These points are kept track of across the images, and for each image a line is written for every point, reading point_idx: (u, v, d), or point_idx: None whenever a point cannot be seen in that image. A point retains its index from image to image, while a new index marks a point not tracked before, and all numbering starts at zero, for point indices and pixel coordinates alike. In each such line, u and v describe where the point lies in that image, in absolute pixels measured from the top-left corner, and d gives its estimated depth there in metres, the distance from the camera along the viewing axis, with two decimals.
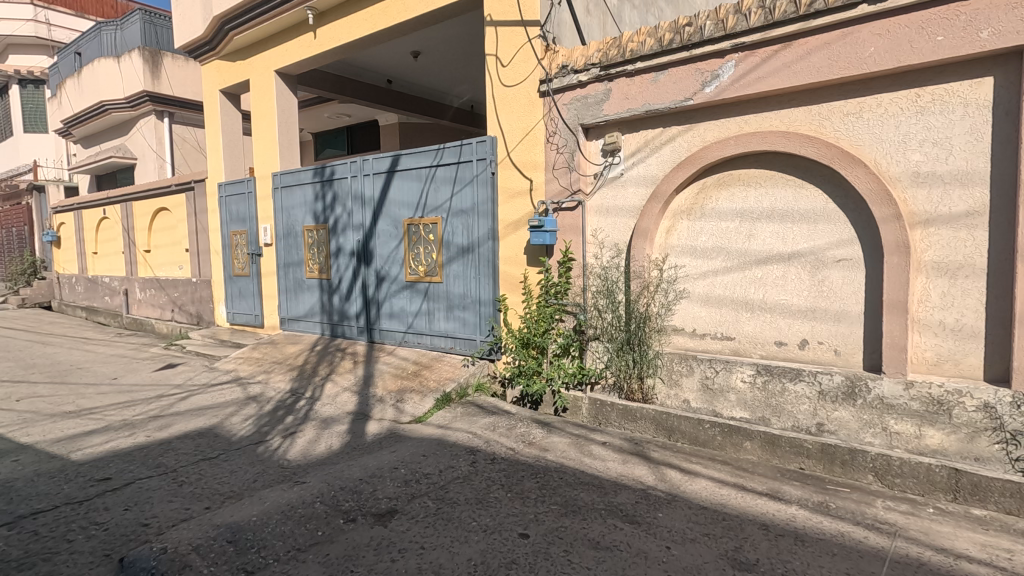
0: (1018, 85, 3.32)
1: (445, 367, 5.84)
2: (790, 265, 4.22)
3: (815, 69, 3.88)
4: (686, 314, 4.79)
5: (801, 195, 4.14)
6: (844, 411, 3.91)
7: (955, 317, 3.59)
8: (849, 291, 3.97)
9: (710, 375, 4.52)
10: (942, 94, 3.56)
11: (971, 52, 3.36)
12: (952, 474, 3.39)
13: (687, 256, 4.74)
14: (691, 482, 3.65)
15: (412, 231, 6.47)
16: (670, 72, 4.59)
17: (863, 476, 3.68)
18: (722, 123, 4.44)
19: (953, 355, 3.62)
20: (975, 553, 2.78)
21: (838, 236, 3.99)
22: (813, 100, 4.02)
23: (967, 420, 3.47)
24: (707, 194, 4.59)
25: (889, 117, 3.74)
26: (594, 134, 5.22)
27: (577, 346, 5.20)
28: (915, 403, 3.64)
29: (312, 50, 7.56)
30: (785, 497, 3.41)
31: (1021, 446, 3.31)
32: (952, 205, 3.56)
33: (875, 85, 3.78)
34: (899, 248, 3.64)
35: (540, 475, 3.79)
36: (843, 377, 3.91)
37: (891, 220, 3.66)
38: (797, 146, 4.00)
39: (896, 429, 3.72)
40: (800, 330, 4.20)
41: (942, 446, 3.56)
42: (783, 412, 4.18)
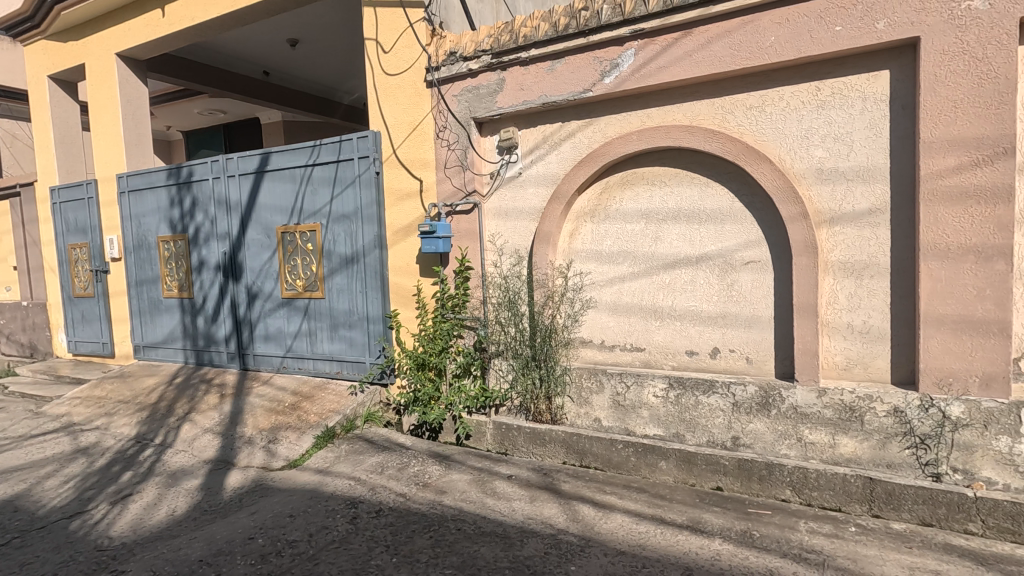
0: (913, 79, 3.23)
1: (329, 397, 5.06)
2: (698, 269, 3.95)
3: (716, 59, 3.62)
4: (594, 324, 4.40)
5: (706, 194, 3.89)
6: (759, 423, 3.68)
7: (862, 318, 3.46)
8: (759, 294, 3.76)
9: (621, 391, 4.16)
10: (841, 87, 3.42)
11: (869, 43, 3.23)
12: (867, 483, 3.24)
13: (593, 261, 4.36)
14: (606, 519, 3.24)
15: (286, 240, 5.60)
16: (567, 61, 4.19)
17: (782, 492, 3.46)
18: (623, 117, 4.10)
19: (862, 358, 3.48)
20: None
21: (746, 237, 3.77)
22: (715, 92, 3.78)
23: (878, 426, 3.35)
24: (611, 194, 4.24)
25: (791, 111, 3.56)
26: (487, 129, 4.73)
27: (479, 365, 4.70)
28: (829, 411, 3.47)
29: (161, 30, 6.44)
30: (707, 530, 3.11)
31: (931, 450, 3.22)
32: (855, 202, 3.42)
33: (777, 77, 3.59)
34: (807, 249, 3.46)
35: (435, 528, 3.20)
36: (757, 388, 3.68)
37: (798, 218, 3.48)
38: (701, 142, 3.75)
39: (810, 439, 3.54)
40: (712, 337, 3.94)
41: (856, 454, 3.41)
42: (697, 427, 3.89)
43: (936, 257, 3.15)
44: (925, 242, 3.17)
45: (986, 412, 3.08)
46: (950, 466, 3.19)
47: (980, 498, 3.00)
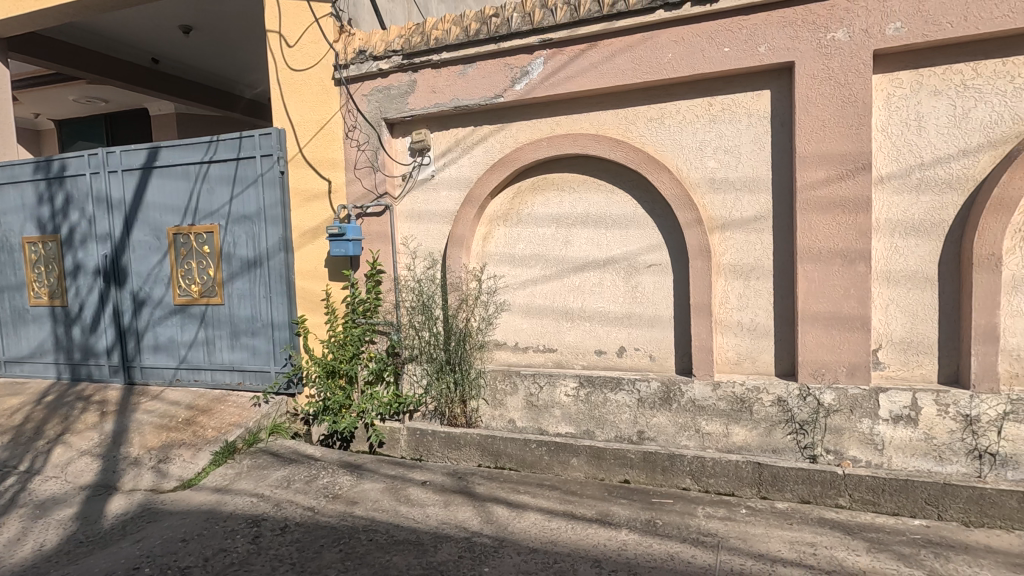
0: (789, 99, 3.57)
1: (229, 410, 4.74)
2: (605, 272, 4.12)
3: (620, 71, 3.81)
4: (508, 327, 4.45)
5: (612, 200, 4.07)
6: (661, 416, 3.90)
7: (750, 316, 3.78)
8: (660, 295, 3.99)
9: (534, 391, 4.24)
10: (729, 104, 3.71)
11: (752, 65, 3.53)
12: (755, 468, 3.54)
13: (506, 264, 4.41)
14: (519, 519, 3.29)
15: (179, 243, 5.18)
16: (479, 66, 4.22)
17: (682, 480, 3.70)
18: (534, 124, 4.20)
19: (751, 353, 3.80)
20: (788, 554, 2.89)
21: (648, 241, 3.99)
22: (619, 104, 3.97)
23: (764, 415, 3.66)
24: (523, 198, 4.32)
25: (687, 124, 3.81)
26: (399, 130, 4.66)
27: (392, 371, 4.61)
28: (722, 403, 3.74)
29: (25, 6, 5.73)
30: (615, 521, 3.25)
31: (809, 434, 3.57)
32: (743, 209, 3.73)
33: (674, 91, 3.83)
34: (701, 252, 3.72)
35: (345, 540, 3.10)
36: (659, 383, 3.90)
37: (694, 224, 3.73)
38: (607, 150, 3.92)
39: (707, 430, 3.80)
40: (618, 337, 4.12)
41: (746, 441, 3.71)
42: (606, 423, 4.05)
43: (810, 261, 3.50)
44: (801, 247, 3.51)
45: (851, 398, 3.47)
46: (824, 447, 3.54)
47: (848, 475, 3.37)
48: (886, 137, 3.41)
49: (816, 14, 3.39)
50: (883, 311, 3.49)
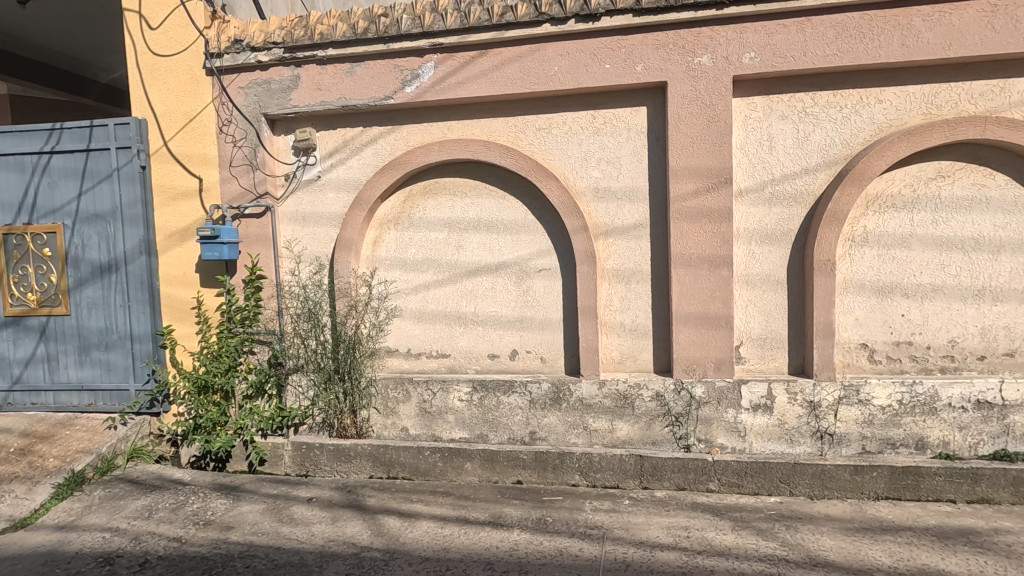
0: (663, 116, 3.86)
1: (78, 434, 4.17)
2: (497, 277, 4.18)
3: (509, 80, 3.89)
4: (399, 333, 4.35)
5: (503, 206, 4.14)
6: (552, 416, 4.02)
7: (632, 318, 4.02)
8: (550, 299, 4.12)
9: (428, 398, 4.18)
10: (611, 118, 3.93)
11: (630, 82, 3.77)
12: (637, 460, 3.78)
13: (397, 269, 4.31)
14: (411, 528, 3.23)
15: (10, 244, 4.47)
16: (367, 65, 4.10)
17: (571, 477, 3.85)
18: (425, 127, 4.17)
19: (632, 352, 4.04)
20: (665, 539, 3.10)
21: (538, 246, 4.11)
22: (508, 112, 4.06)
23: (645, 410, 3.90)
24: (414, 202, 4.26)
25: (573, 135, 3.99)
26: (281, 127, 4.39)
27: (274, 383, 4.33)
28: (607, 400, 3.94)
29: None
30: (507, 522, 3.29)
31: (683, 425, 3.86)
32: (624, 218, 3.97)
33: (561, 103, 3.99)
34: (587, 258, 3.90)
35: (217, 571, 2.85)
36: (549, 384, 4.02)
37: (580, 231, 3.90)
38: (498, 156, 3.98)
39: (594, 427, 3.97)
40: (510, 340, 4.20)
41: (629, 436, 3.93)
42: (499, 426, 4.10)
43: (683, 266, 3.80)
44: (675, 253, 3.80)
45: (718, 390, 3.81)
46: (697, 437, 3.85)
47: (716, 461, 3.70)
48: (744, 155, 3.80)
49: (684, 40, 3.70)
50: (744, 311, 3.88)
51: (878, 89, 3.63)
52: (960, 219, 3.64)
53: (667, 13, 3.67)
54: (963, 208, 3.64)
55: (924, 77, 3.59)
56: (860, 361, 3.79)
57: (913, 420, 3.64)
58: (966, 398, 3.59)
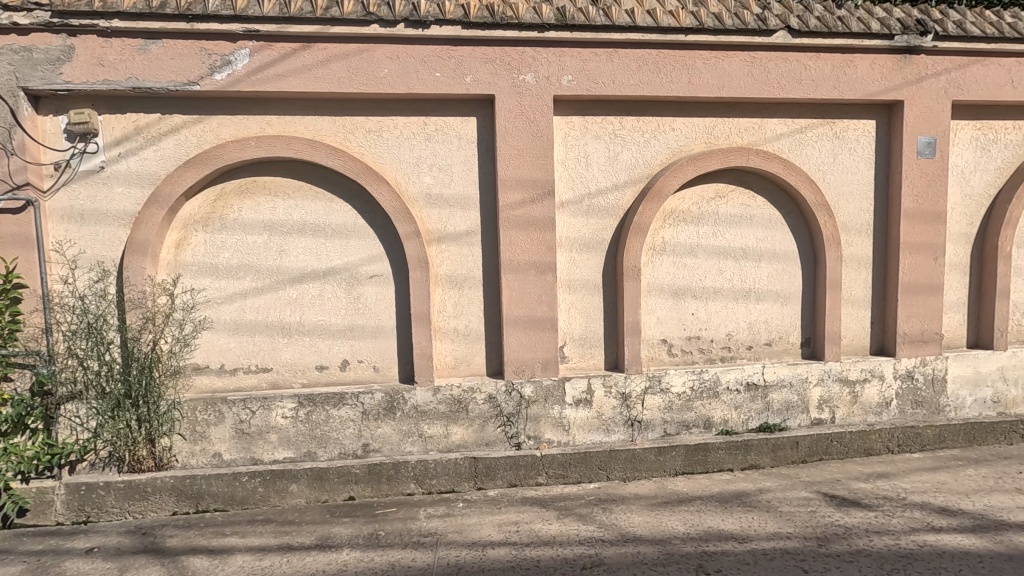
0: (491, 127, 4.00)
1: None
2: (325, 284, 3.95)
3: (335, 78, 3.71)
4: (210, 348, 3.88)
5: (331, 209, 3.93)
6: (386, 426, 3.92)
7: (465, 323, 4.09)
8: (382, 306, 4.01)
9: (245, 418, 3.79)
10: (442, 125, 3.97)
11: (460, 92, 3.84)
12: (472, 462, 3.86)
13: (206, 276, 3.85)
14: (222, 566, 2.94)
15: None
16: (166, 44, 3.59)
17: (406, 486, 3.81)
18: (240, 120, 3.79)
19: (466, 357, 4.11)
20: (496, 536, 3.20)
21: (369, 251, 3.97)
22: (335, 110, 3.87)
23: (479, 412, 4.00)
24: (227, 202, 3.85)
25: (404, 139, 3.94)
26: (48, 106, 3.65)
27: (40, 415, 3.57)
28: (442, 406, 3.96)
29: None
30: (335, 543, 3.14)
31: (515, 424, 4.03)
32: (456, 224, 4.02)
33: (391, 106, 3.91)
34: (420, 263, 3.88)
35: None
36: (383, 394, 3.90)
37: (412, 236, 3.87)
38: (324, 156, 3.77)
39: (429, 433, 3.96)
40: (340, 350, 3.99)
41: (463, 439, 3.99)
42: (329, 441, 3.87)
43: (512, 271, 3.98)
44: (505, 259, 3.97)
45: (545, 388, 4.06)
46: (527, 434, 4.05)
47: (544, 456, 3.94)
48: (564, 169, 4.11)
49: (509, 57, 3.88)
50: (567, 313, 4.19)
51: (671, 118, 4.19)
52: (733, 232, 4.35)
53: (493, 29, 3.82)
54: (735, 224, 4.36)
55: (706, 111, 4.22)
56: (662, 355, 4.33)
57: (702, 404, 4.25)
58: (740, 382, 4.29)
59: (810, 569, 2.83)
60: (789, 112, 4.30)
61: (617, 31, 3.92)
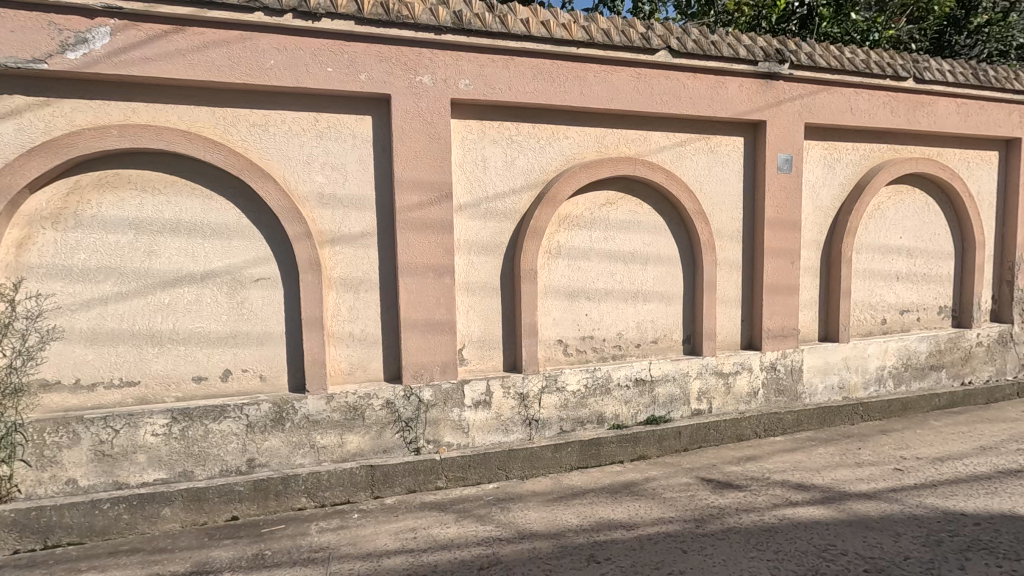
0: (387, 127, 3.91)
1: None
2: (204, 287, 3.65)
3: (214, 66, 3.44)
4: (61, 361, 3.43)
5: (209, 207, 3.63)
6: (274, 439, 3.69)
7: (361, 327, 3.96)
8: (269, 311, 3.78)
9: (106, 438, 3.39)
10: (335, 122, 3.82)
11: (354, 89, 3.72)
12: (368, 471, 3.78)
13: (58, 280, 3.40)
14: None
15: None
16: (3, 15, 3.13)
17: (297, 501, 3.65)
18: (99, 106, 3.40)
19: (362, 362, 3.98)
20: (393, 544, 3.14)
21: (254, 253, 3.72)
22: (215, 101, 3.59)
23: (375, 419, 3.89)
24: (82, 197, 3.43)
25: (293, 135, 3.75)
26: None
27: None
28: (335, 414, 3.80)
29: None
30: (213, 568, 2.95)
31: (413, 430, 3.97)
32: (350, 225, 3.89)
33: (279, 99, 3.70)
34: (311, 266, 3.71)
35: None
36: (270, 404, 3.67)
37: (302, 237, 3.69)
38: (200, 150, 3.48)
39: (322, 443, 3.79)
40: (221, 359, 3.70)
41: (359, 447, 3.87)
42: (208, 459, 3.58)
43: (410, 274, 3.92)
44: (402, 262, 3.90)
45: (444, 392, 4.04)
46: (426, 439, 4.01)
47: (443, 459, 3.94)
48: (462, 172, 4.12)
49: (406, 56, 3.82)
50: (466, 316, 4.21)
51: (565, 127, 4.36)
52: (622, 237, 4.61)
53: (389, 28, 3.75)
54: (624, 229, 4.61)
55: (597, 122, 4.44)
56: (557, 354, 4.47)
57: (595, 400, 4.45)
58: (630, 378, 4.55)
59: (688, 549, 3.06)
60: (671, 126, 4.63)
61: (513, 38, 4.01)
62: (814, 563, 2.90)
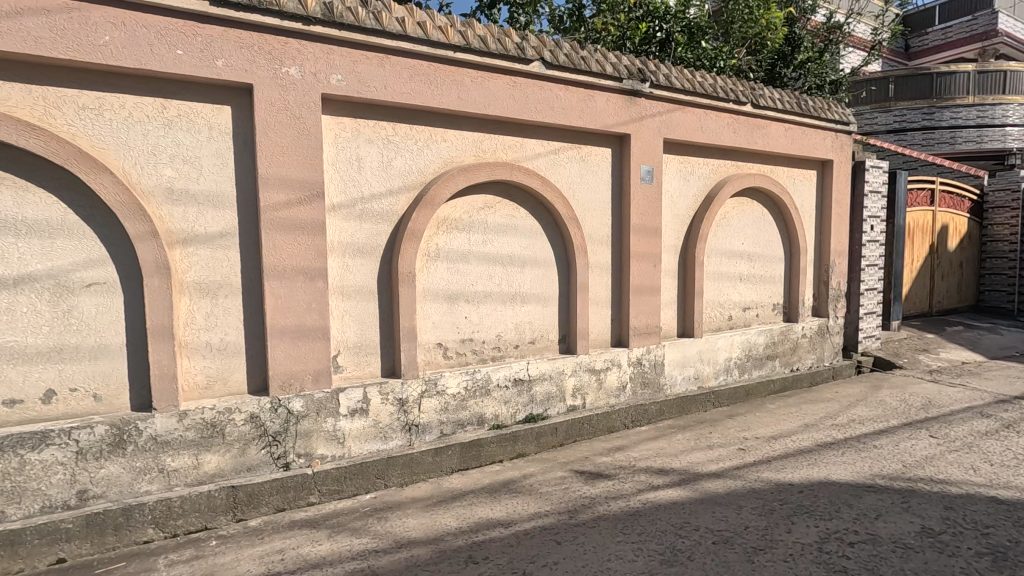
0: (249, 119, 3.63)
1: None
2: (18, 294, 3.11)
3: (30, 37, 2.96)
4: None
5: (25, 200, 3.11)
6: (112, 466, 3.25)
7: (220, 336, 3.62)
8: (106, 320, 3.32)
9: None
10: (186, 111, 3.46)
11: (209, 76, 3.40)
12: (229, 493, 3.48)
13: None
14: None
15: None
16: None
17: (143, 533, 3.26)
18: None
19: (221, 374, 3.64)
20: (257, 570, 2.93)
21: (85, 255, 3.25)
22: (32, 77, 3.09)
23: (237, 435, 3.58)
24: None
25: (134, 122, 3.34)
26: None
27: None
28: (189, 433, 3.44)
29: None
30: None
31: (281, 444, 3.72)
32: (206, 225, 3.54)
33: (116, 81, 3.27)
34: (158, 269, 3.32)
35: None
36: (107, 427, 3.23)
37: (147, 238, 3.29)
38: (12, 134, 2.96)
39: (173, 466, 3.41)
40: (42, 378, 3.18)
41: (219, 467, 3.54)
42: (25, 495, 3.07)
43: (276, 277, 3.67)
44: (266, 264, 3.63)
45: (317, 402, 3.83)
46: (295, 453, 3.77)
47: (316, 473, 3.74)
48: (335, 171, 3.94)
49: (270, 45, 3.57)
50: (340, 321, 4.02)
51: (442, 129, 4.34)
52: (500, 240, 4.70)
53: (251, 12, 3.48)
54: (502, 233, 4.71)
55: (474, 126, 4.48)
56: (437, 358, 4.43)
57: (475, 402, 4.49)
58: (509, 378, 4.65)
59: (562, 540, 3.20)
60: (545, 134, 4.82)
61: (388, 36, 3.93)
62: (671, 540, 3.17)
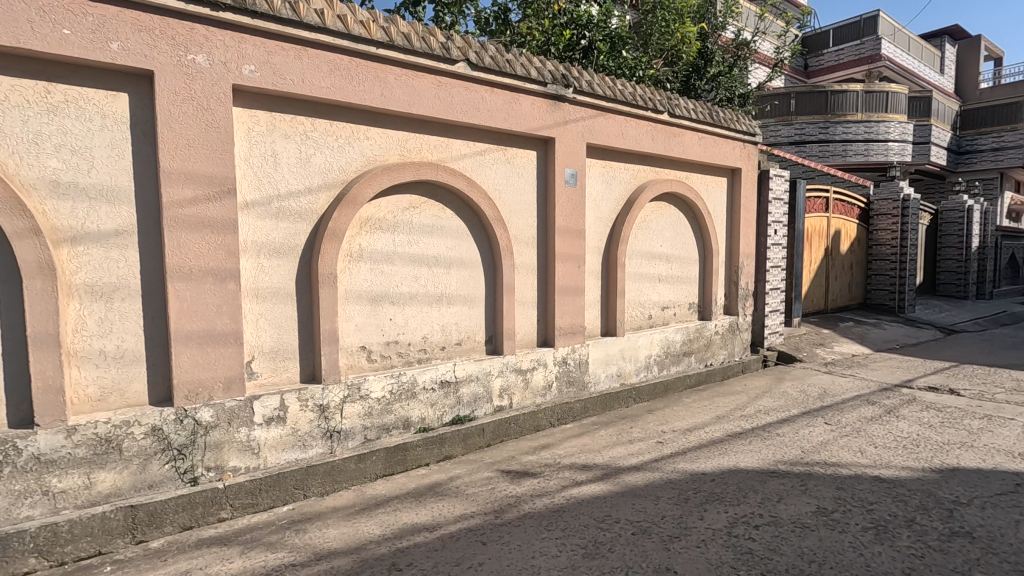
0: (150, 109, 3.36)
1: None
2: None
3: None
4: None
5: None
6: None
7: (115, 343, 3.33)
8: None
9: None
10: (75, 97, 3.16)
11: (101, 60, 3.12)
12: (127, 513, 3.20)
13: None
14: None
15: None
16: None
17: (23, 564, 2.93)
18: None
19: (116, 385, 3.34)
20: None
21: None
22: None
23: (137, 450, 3.31)
24: None
25: (11, 107, 3.00)
26: None
27: None
28: (80, 450, 3.13)
29: None
30: None
31: (188, 458, 3.47)
32: (99, 222, 3.24)
33: None
34: (41, 270, 3.00)
35: None
36: None
37: (27, 235, 2.97)
38: None
39: (59, 488, 3.09)
40: None
41: (115, 486, 3.25)
42: None
43: (181, 279, 3.42)
44: (169, 265, 3.38)
45: (228, 411, 3.61)
46: (204, 467, 3.53)
47: (227, 487, 3.52)
48: (247, 166, 3.73)
49: (173, 30, 3.33)
50: (254, 325, 3.82)
51: (364, 126, 4.23)
52: (425, 241, 4.64)
53: None
54: (427, 233, 4.65)
55: (398, 124, 4.40)
56: (361, 362, 4.30)
57: (400, 406, 4.40)
58: (435, 380, 4.60)
59: (487, 540, 3.21)
60: (471, 135, 4.81)
61: (305, 28, 3.77)
62: (593, 534, 3.26)
